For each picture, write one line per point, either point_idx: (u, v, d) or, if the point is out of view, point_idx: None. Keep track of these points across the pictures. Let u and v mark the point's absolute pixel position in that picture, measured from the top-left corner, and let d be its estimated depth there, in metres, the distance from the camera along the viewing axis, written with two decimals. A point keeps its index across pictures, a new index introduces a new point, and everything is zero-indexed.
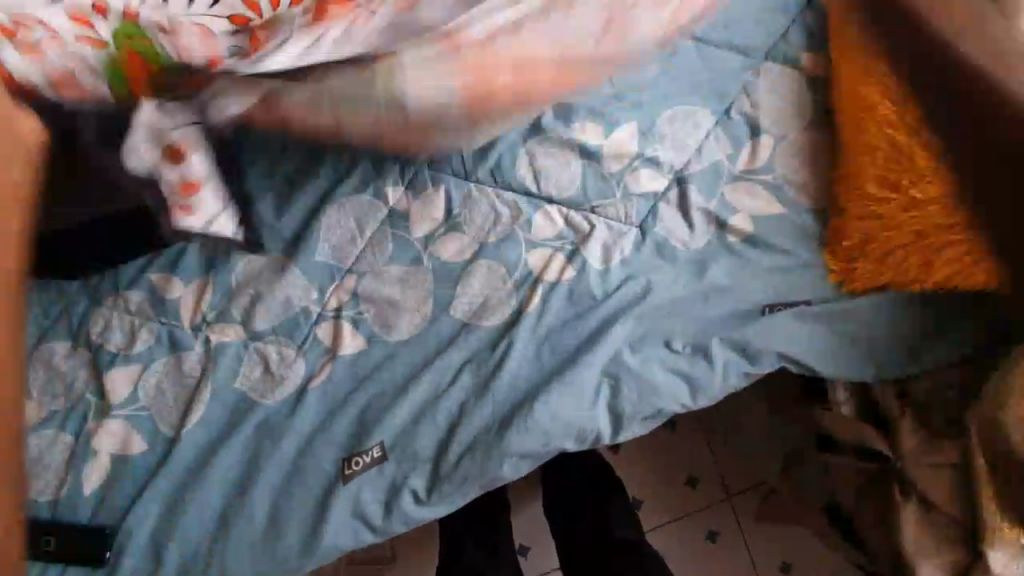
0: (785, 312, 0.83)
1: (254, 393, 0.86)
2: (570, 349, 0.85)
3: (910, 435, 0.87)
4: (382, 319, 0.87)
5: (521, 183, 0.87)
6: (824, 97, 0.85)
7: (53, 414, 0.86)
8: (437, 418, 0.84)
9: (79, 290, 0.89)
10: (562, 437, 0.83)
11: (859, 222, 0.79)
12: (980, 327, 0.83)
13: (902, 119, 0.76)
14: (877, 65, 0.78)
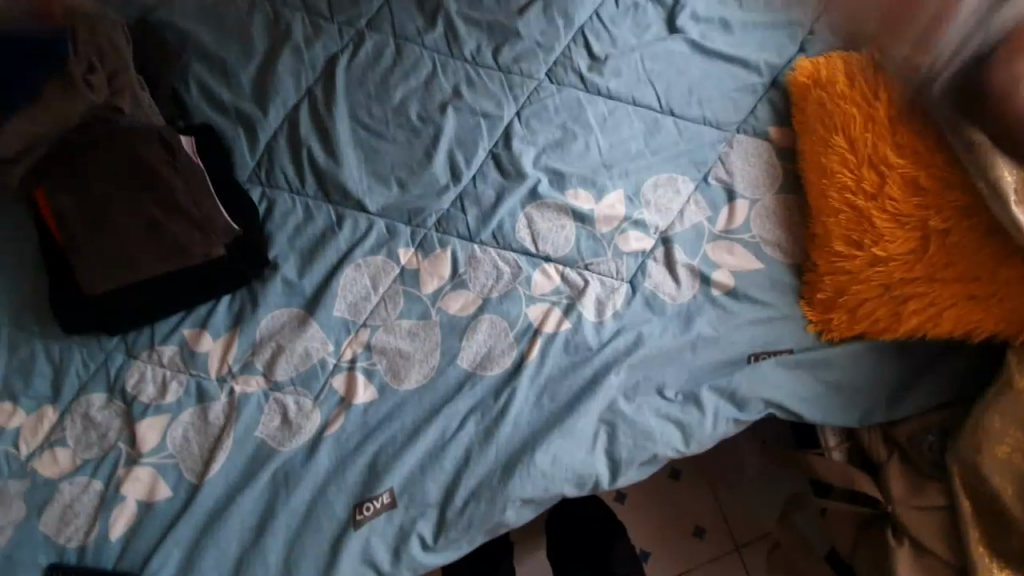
0: (769, 359, 0.89)
1: (273, 441, 0.91)
2: (567, 398, 0.90)
3: (898, 480, 0.91)
4: (395, 369, 0.94)
5: (520, 244, 0.95)
6: (791, 164, 0.95)
7: (84, 463, 0.92)
8: (444, 463, 0.89)
9: (116, 346, 0.96)
10: (563, 482, 0.88)
11: (829, 277, 0.86)
12: (951, 373, 0.88)
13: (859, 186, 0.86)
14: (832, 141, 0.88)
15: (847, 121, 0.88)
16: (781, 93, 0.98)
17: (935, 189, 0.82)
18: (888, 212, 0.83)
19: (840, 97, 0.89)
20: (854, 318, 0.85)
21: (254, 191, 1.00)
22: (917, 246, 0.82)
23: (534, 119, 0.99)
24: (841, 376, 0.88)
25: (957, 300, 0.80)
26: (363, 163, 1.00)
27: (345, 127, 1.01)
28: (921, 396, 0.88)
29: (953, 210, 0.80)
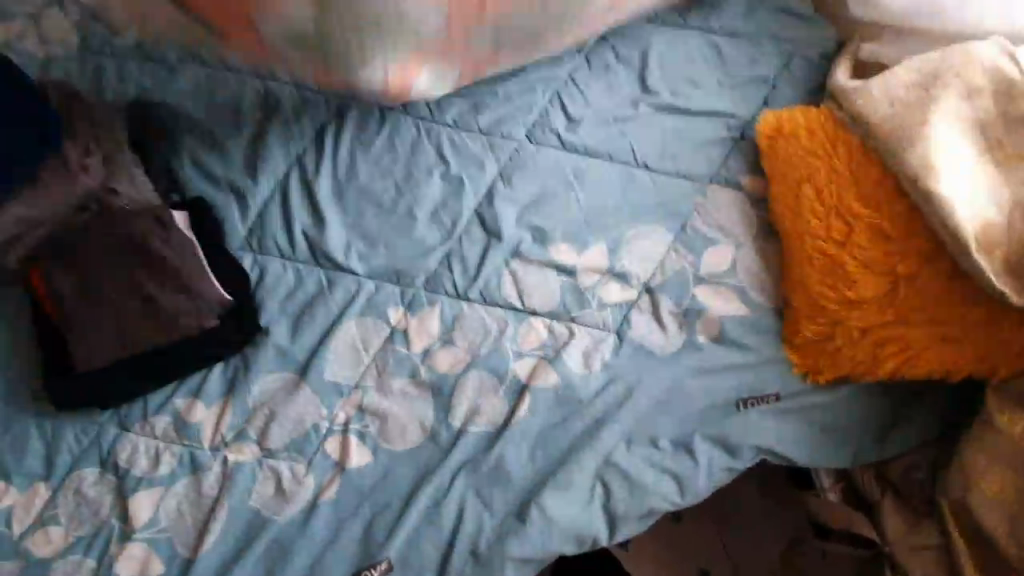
0: (758, 406, 0.90)
1: (266, 508, 0.91)
2: (559, 453, 0.91)
3: (893, 518, 0.91)
4: (386, 428, 0.94)
5: (507, 300, 0.98)
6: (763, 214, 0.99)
7: (77, 540, 0.91)
8: (440, 523, 0.89)
9: (108, 420, 0.96)
10: (561, 540, 0.88)
11: (809, 318, 0.88)
12: (934, 409, 0.89)
13: (830, 232, 0.87)
14: (800, 188, 0.91)
15: (812, 171, 0.91)
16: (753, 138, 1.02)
17: (900, 237, 0.85)
18: (859, 260, 0.86)
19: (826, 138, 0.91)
20: (838, 362, 0.87)
21: (245, 259, 1.02)
22: (887, 291, 0.84)
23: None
24: (827, 417, 0.90)
25: (930, 342, 0.83)
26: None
27: (333, 195, 1.05)
28: (910, 434, 0.89)
29: (918, 256, 0.84)
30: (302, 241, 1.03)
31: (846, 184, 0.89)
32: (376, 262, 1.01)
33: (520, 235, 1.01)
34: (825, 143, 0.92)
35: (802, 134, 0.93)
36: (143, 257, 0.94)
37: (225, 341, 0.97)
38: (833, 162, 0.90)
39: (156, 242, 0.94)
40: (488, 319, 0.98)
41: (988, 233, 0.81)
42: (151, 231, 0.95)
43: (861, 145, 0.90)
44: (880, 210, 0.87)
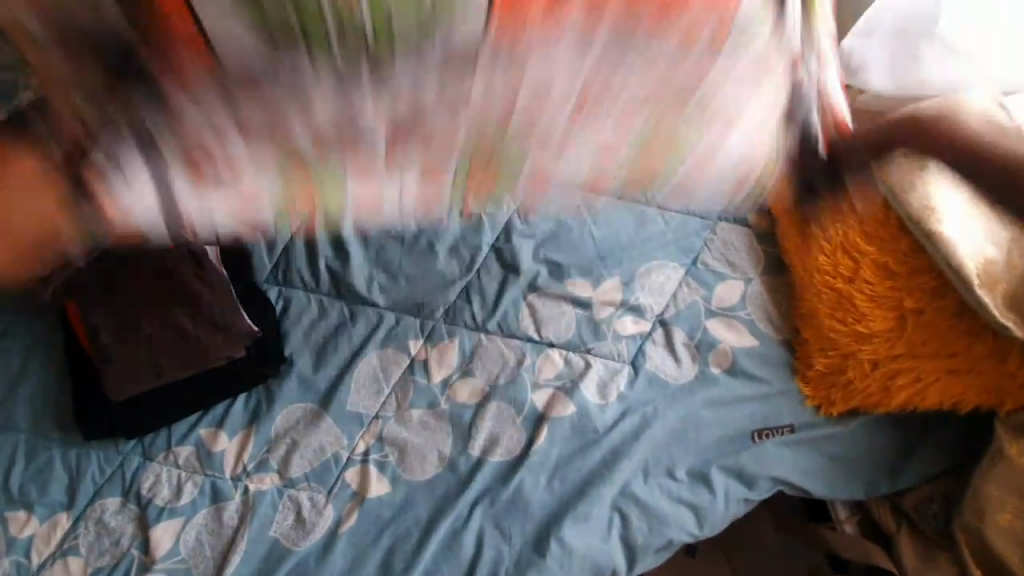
0: (772, 438, 0.92)
1: (286, 539, 0.92)
2: (577, 482, 0.93)
3: (910, 552, 0.92)
4: (405, 458, 0.96)
5: (525, 331, 1.02)
6: (771, 249, 1.03)
7: (96, 570, 0.91)
8: (459, 554, 0.90)
9: (133, 449, 0.98)
10: (579, 570, 0.89)
11: (819, 354, 0.92)
12: (944, 441, 0.91)
13: (837, 270, 0.92)
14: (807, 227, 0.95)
15: None
16: None
17: (905, 272, 0.89)
18: (867, 295, 0.90)
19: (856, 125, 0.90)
20: (850, 393, 0.90)
21: (272, 292, 1.07)
22: (895, 324, 0.88)
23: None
24: (840, 449, 0.92)
25: (941, 373, 0.85)
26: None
27: None
28: (922, 465, 0.90)
29: (922, 292, 0.87)
30: (328, 273, 1.07)
31: None
32: (398, 293, 1.05)
33: (539, 269, 1.05)
34: None
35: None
36: (177, 291, 0.97)
37: (250, 370, 0.99)
38: None
39: (191, 275, 0.98)
40: (499, 347, 1.01)
41: (993, 267, 0.83)
42: None
43: None
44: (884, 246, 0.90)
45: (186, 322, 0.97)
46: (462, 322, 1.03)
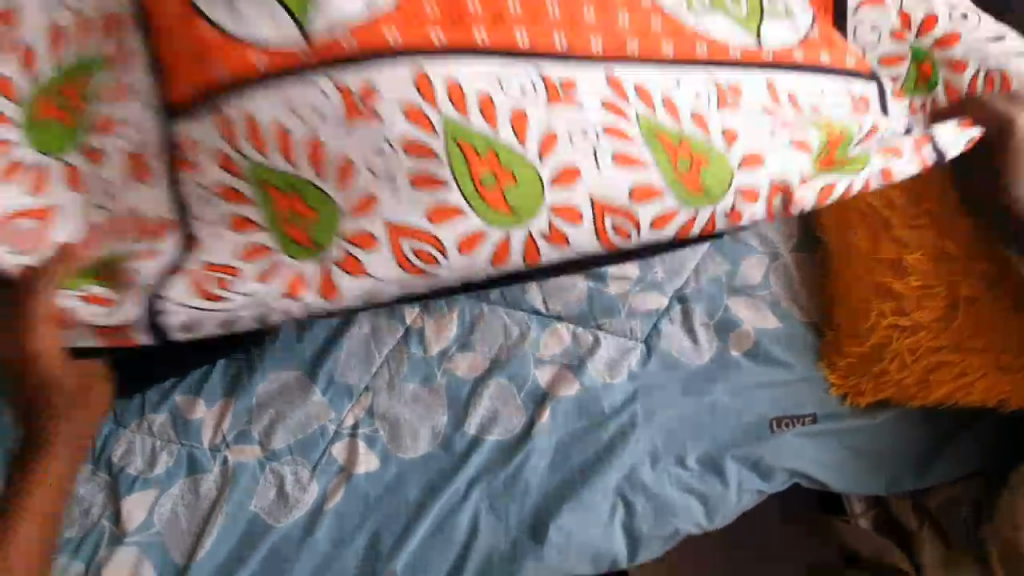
0: (793, 428, 0.86)
1: (268, 514, 0.86)
2: (581, 467, 0.86)
3: (930, 552, 0.87)
4: (396, 433, 0.89)
5: (530, 303, 0.93)
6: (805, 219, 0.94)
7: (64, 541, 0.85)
8: (451, 537, 0.84)
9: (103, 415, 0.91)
10: (578, 559, 0.83)
11: (850, 342, 0.84)
12: (980, 441, 0.84)
13: (886, 251, 0.83)
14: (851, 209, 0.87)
15: None
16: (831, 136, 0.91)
17: (963, 257, 0.80)
18: (917, 280, 0.81)
19: None
20: (881, 385, 0.82)
21: None
22: (945, 313, 0.79)
23: (584, 36, 0.71)
24: (866, 442, 0.85)
25: (989, 369, 0.78)
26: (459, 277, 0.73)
27: None
28: (951, 464, 0.84)
29: (981, 279, 0.79)
30: None
31: (900, 198, 0.85)
32: None
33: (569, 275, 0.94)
34: None
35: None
36: None
37: None
38: None
39: None
40: (504, 336, 0.92)
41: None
42: None
43: None
44: (934, 224, 0.82)
45: None
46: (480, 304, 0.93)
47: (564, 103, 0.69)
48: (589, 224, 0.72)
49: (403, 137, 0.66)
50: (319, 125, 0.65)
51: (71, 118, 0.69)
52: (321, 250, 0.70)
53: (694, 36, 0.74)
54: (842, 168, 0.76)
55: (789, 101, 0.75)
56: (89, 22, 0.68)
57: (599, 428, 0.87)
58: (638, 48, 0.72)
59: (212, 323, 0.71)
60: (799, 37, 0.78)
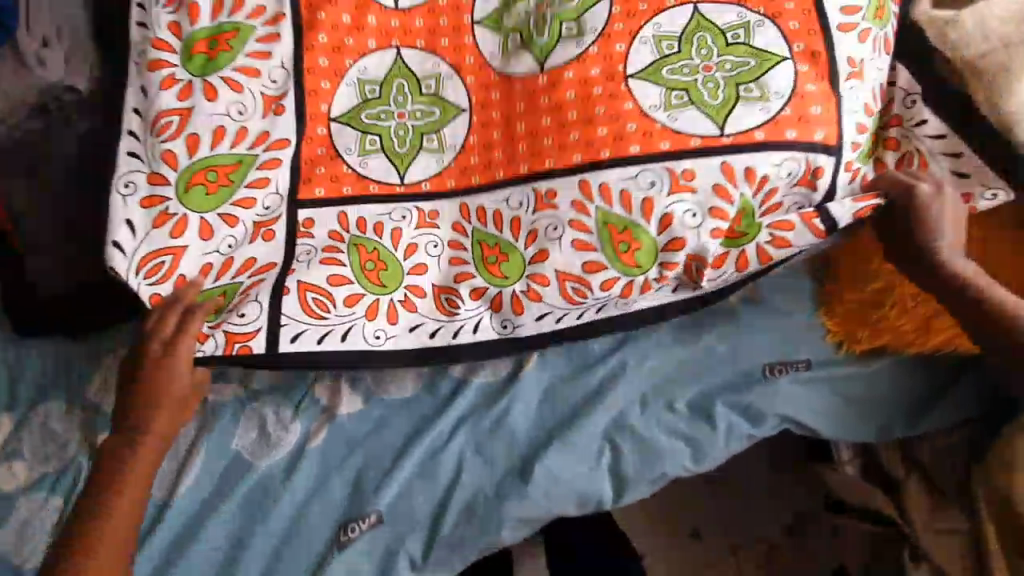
0: (786, 374, 0.84)
1: (249, 453, 0.84)
2: (569, 410, 0.85)
3: (917, 501, 0.87)
4: (381, 375, 0.87)
5: None
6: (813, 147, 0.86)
7: (43, 476, 0.84)
8: (436, 478, 0.83)
9: (77, 351, 0.88)
10: (564, 500, 0.82)
11: (850, 291, 0.82)
12: (979, 389, 0.82)
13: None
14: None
15: None
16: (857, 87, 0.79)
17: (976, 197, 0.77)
18: None
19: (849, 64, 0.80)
20: (878, 334, 0.81)
21: None
22: None
23: (568, 151, 0.76)
24: (858, 389, 0.83)
25: None
26: (473, 336, 0.80)
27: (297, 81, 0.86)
28: (947, 411, 0.82)
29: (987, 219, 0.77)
30: None
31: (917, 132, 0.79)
32: None
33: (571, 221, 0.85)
34: None
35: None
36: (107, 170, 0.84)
37: None
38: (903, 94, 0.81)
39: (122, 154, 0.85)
40: None
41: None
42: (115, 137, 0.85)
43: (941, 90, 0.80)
44: None
45: None
46: None
47: (545, 209, 0.76)
48: (555, 287, 0.77)
49: (451, 239, 0.81)
50: (404, 225, 0.80)
51: (218, 193, 0.78)
52: (390, 292, 0.80)
53: (662, 134, 0.73)
54: (741, 241, 0.76)
55: (746, 184, 0.73)
56: (246, 130, 0.79)
57: (588, 371, 0.85)
58: (609, 156, 0.74)
59: (314, 339, 0.79)
60: (768, 118, 0.72)
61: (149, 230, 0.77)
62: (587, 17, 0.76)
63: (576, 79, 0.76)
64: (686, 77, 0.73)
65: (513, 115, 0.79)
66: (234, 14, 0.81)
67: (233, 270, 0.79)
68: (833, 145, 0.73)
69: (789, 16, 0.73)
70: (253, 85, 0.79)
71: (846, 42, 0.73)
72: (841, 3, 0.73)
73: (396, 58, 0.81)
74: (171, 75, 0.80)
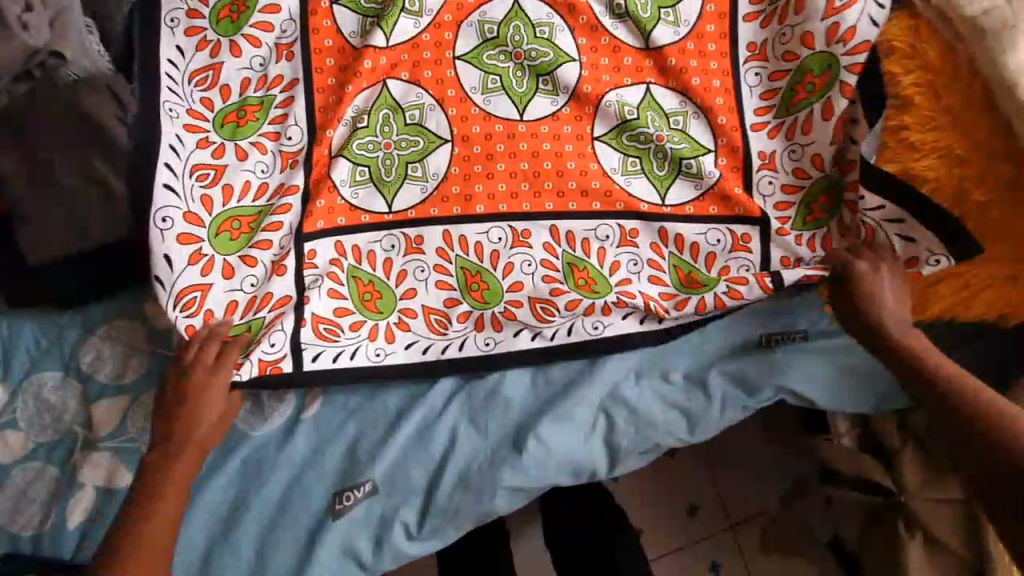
0: (783, 344, 0.84)
1: (243, 423, 0.84)
2: (563, 383, 0.85)
3: (912, 467, 0.88)
4: None
5: None
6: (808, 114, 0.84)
7: (38, 447, 0.84)
8: (431, 448, 0.83)
9: (69, 320, 0.87)
10: (558, 471, 0.82)
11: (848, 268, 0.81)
12: (977, 355, 0.83)
13: (915, 171, 0.76)
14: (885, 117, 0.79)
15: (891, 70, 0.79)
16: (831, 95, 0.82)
17: (980, 160, 0.74)
18: (931, 189, 0.76)
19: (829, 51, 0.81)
20: None
21: None
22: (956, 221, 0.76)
23: (542, 198, 0.84)
24: (856, 360, 0.83)
25: (997, 279, 0.76)
26: (459, 353, 0.84)
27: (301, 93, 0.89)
28: None
29: (995, 183, 0.74)
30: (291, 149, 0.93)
31: (923, 97, 0.77)
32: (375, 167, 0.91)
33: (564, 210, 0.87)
34: (905, 40, 0.79)
35: (898, 46, 0.79)
36: (94, 137, 0.84)
37: None
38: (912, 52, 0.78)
39: (111, 122, 0.84)
40: (484, 246, 0.85)
41: (1019, 425, 0.63)
42: (103, 104, 0.84)
43: (946, 52, 0.77)
44: (954, 124, 0.75)
45: (110, 175, 0.84)
46: (456, 213, 0.85)
47: (522, 246, 0.84)
48: (528, 308, 0.84)
49: (437, 264, 0.85)
50: (393, 255, 0.85)
51: (240, 239, 0.85)
52: (386, 316, 0.85)
53: (619, 195, 0.84)
54: (701, 289, 0.83)
55: (675, 247, 0.85)
56: (267, 186, 0.87)
57: (576, 339, 0.84)
58: (576, 207, 0.84)
59: (331, 357, 0.83)
60: (696, 195, 0.85)
61: (183, 267, 0.82)
62: (559, 73, 0.86)
63: (551, 134, 0.85)
64: (640, 146, 0.85)
65: (492, 168, 0.85)
66: (257, 88, 0.89)
67: (255, 305, 0.83)
68: (755, 217, 0.83)
69: (717, 99, 0.85)
70: (273, 146, 0.87)
71: (755, 138, 0.85)
72: (756, 104, 0.85)
73: (384, 89, 0.87)
74: (205, 138, 0.87)
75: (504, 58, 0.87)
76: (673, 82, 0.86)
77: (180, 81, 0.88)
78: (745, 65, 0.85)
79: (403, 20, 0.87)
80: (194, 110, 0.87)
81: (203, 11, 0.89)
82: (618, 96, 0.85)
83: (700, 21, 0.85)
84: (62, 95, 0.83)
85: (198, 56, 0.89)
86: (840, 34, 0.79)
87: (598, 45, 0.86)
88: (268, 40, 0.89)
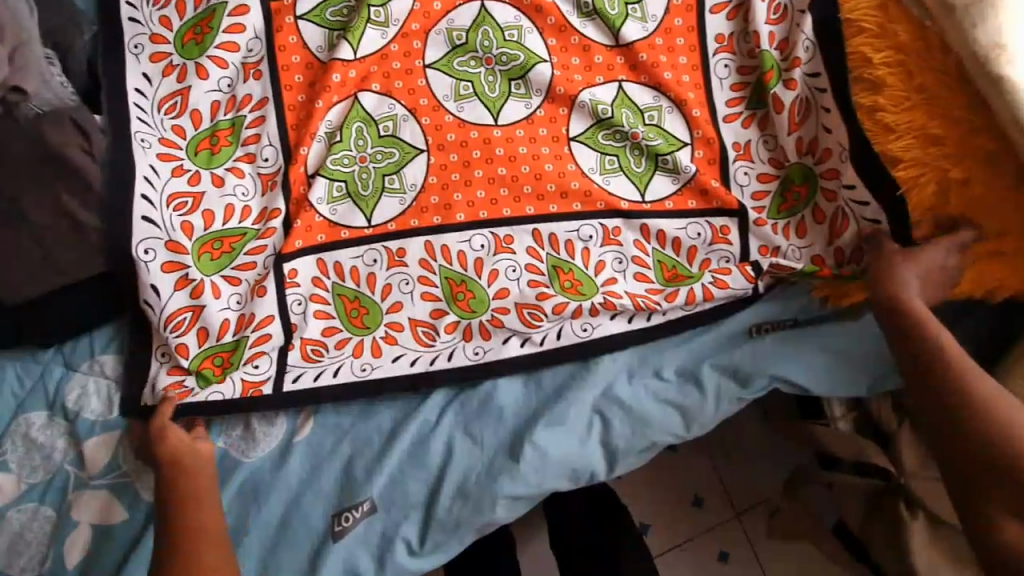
0: (774, 332, 0.83)
1: (237, 451, 0.83)
2: (555, 388, 0.84)
3: (910, 446, 0.87)
4: None
5: None
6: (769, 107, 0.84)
7: (30, 488, 0.83)
8: (428, 460, 0.82)
9: (53, 358, 0.86)
10: (557, 476, 0.81)
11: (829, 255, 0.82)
12: (969, 332, 0.82)
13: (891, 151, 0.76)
14: (861, 98, 0.78)
15: (863, 50, 0.77)
16: (805, 80, 0.81)
17: (956, 138, 0.74)
18: (909, 169, 0.76)
19: (798, 38, 0.81)
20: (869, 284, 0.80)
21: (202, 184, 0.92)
22: (937, 199, 0.75)
23: (522, 202, 0.84)
24: (848, 344, 0.82)
25: (983, 255, 0.75)
26: (448, 364, 0.83)
27: (271, 112, 0.87)
28: None
29: (974, 159, 0.73)
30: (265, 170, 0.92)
31: (896, 76, 0.76)
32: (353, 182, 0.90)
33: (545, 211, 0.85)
34: (874, 19, 0.77)
35: (868, 27, 0.77)
36: (64, 173, 0.83)
37: None
38: (882, 31, 0.76)
39: (78, 154, 0.83)
40: (467, 254, 0.84)
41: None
42: (69, 137, 0.83)
43: (916, 29, 0.76)
44: (929, 102, 0.74)
45: (80, 210, 0.83)
46: (437, 223, 0.84)
47: (505, 252, 0.83)
48: (515, 315, 0.83)
49: (421, 276, 0.84)
50: (376, 269, 0.84)
51: (222, 258, 0.84)
52: (373, 331, 0.84)
53: (600, 195, 0.84)
54: (688, 281, 0.83)
55: (658, 243, 0.84)
56: (250, 209, 0.86)
57: (564, 340, 0.83)
58: (557, 210, 0.84)
59: (312, 378, 0.82)
60: (677, 189, 0.84)
61: (171, 293, 0.82)
62: (530, 76, 0.85)
63: (526, 138, 0.84)
64: (617, 144, 0.85)
65: (470, 175, 0.84)
66: (227, 111, 0.88)
67: (241, 326, 0.83)
68: (734, 208, 0.83)
69: (690, 93, 0.84)
70: (250, 169, 0.87)
71: (729, 130, 0.85)
72: (727, 96, 0.85)
73: (355, 103, 0.86)
74: (180, 166, 0.86)
75: (474, 64, 0.86)
76: (646, 77, 0.85)
77: (149, 109, 0.87)
78: (715, 57, 0.85)
79: (370, 32, 0.86)
80: (167, 138, 0.87)
81: (167, 37, 0.88)
82: (592, 92, 0.85)
83: (668, 16, 0.85)
84: (26, 130, 0.82)
85: (165, 83, 0.88)
86: (775, 44, 0.83)
87: (567, 45, 0.86)
88: (234, 61, 0.88)
